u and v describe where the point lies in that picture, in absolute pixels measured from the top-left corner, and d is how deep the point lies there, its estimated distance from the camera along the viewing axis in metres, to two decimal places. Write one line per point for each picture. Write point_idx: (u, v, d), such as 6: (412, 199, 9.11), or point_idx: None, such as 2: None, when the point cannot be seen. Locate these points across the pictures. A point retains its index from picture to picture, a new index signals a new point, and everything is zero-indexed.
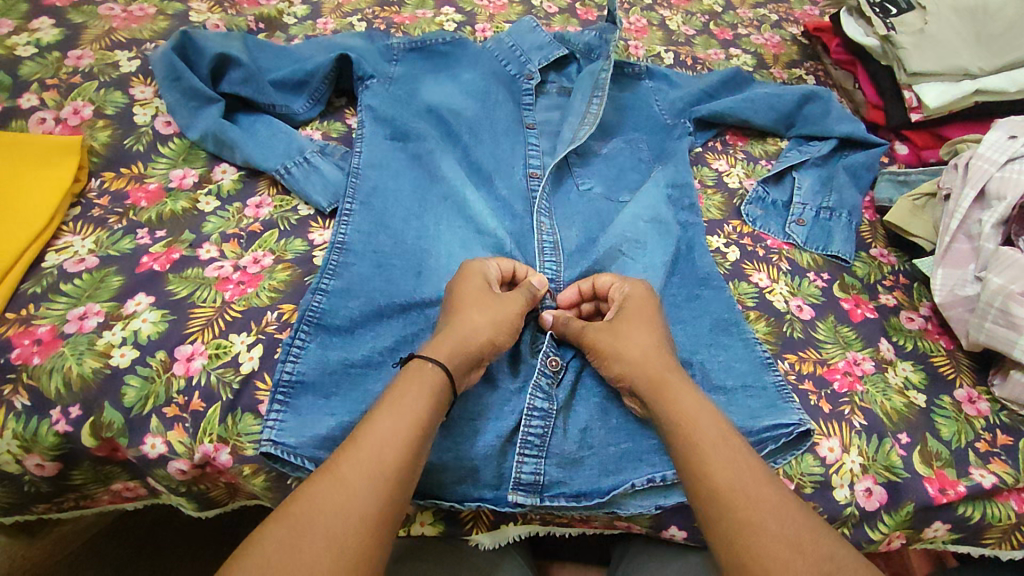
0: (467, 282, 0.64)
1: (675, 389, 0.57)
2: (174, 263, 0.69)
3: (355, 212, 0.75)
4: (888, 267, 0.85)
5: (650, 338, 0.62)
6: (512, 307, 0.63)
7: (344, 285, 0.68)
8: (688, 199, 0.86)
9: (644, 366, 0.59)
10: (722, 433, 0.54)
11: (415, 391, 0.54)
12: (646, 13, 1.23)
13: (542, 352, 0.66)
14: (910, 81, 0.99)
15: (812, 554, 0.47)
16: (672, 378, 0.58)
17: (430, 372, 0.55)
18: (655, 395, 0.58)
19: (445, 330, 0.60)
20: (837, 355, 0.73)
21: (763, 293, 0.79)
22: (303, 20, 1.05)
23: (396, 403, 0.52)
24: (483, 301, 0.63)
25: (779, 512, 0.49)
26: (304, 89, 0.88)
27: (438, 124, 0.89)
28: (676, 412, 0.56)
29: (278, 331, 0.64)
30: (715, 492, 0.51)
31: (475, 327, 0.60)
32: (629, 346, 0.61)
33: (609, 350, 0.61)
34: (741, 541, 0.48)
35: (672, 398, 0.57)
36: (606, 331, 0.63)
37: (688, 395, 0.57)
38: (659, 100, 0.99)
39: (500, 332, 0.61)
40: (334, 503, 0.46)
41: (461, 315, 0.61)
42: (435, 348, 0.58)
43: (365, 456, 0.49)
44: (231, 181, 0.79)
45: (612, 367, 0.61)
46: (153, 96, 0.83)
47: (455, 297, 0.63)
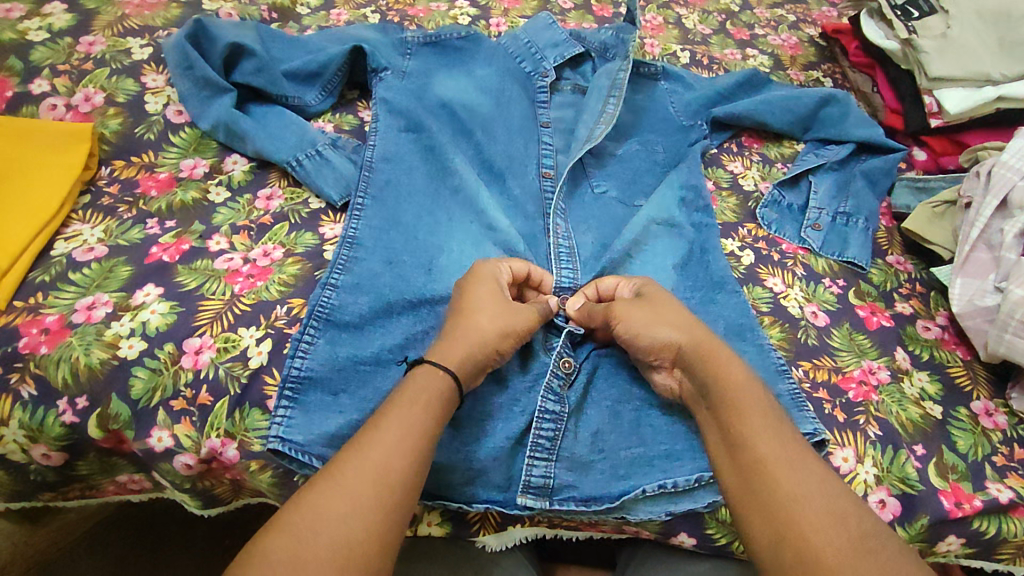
0: (478, 285, 0.63)
1: (717, 359, 0.57)
2: (184, 254, 0.69)
3: (368, 206, 0.74)
4: (904, 275, 0.84)
5: (685, 313, 0.62)
6: (526, 318, 0.62)
7: (355, 280, 0.67)
8: (703, 200, 0.85)
9: (691, 332, 0.59)
10: (762, 413, 0.54)
11: (423, 402, 0.53)
12: (662, 11, 1.21)
13: (556, 352, 0.64)
14: (931, 86, 0.97)
15: (859, 534, 0.47)
16: (717, 348, 0.59)
17: (439, 382, 0.55)
18: (699, 362, 0.58)
19: (454, 335, 0.59)
20: (853, 363, 0.72)
21: (778, 298, 0.78)
22: (316, 11, 1.04)
23: (403, 410, 0.52)
24: (496, 309, 0.61)
25: (827, 495, 0.49)
26: (317, 80, 0.87)
27: (452, 120, 0.88)
28: (721, 381, 0.56)
29: (288, 325, 0.64)
30: (758, 466, 0.51)
31: (487, 336, 0.59)
32: (670, 317, 0.61)
33: (642, 322, 0.60)
34: (786, 520, 0.48)
35: (716, 365, 0.57)
36: (638, 308, 0.62)
37: (730, 365, 0.57)
38: (675, 102, 0.99)
39: (509, 345, 0.60)
40: (341, 509, 0.45)
41: (473, 321, 0.60)
42: (444, 355, 0.57)
43: (370, 460, 0.48)
44: (242, 172, 0.79)
45: (650, 337, 0.60)
46: (165, 84, 0.82)
47: (466, 298, 0.62)
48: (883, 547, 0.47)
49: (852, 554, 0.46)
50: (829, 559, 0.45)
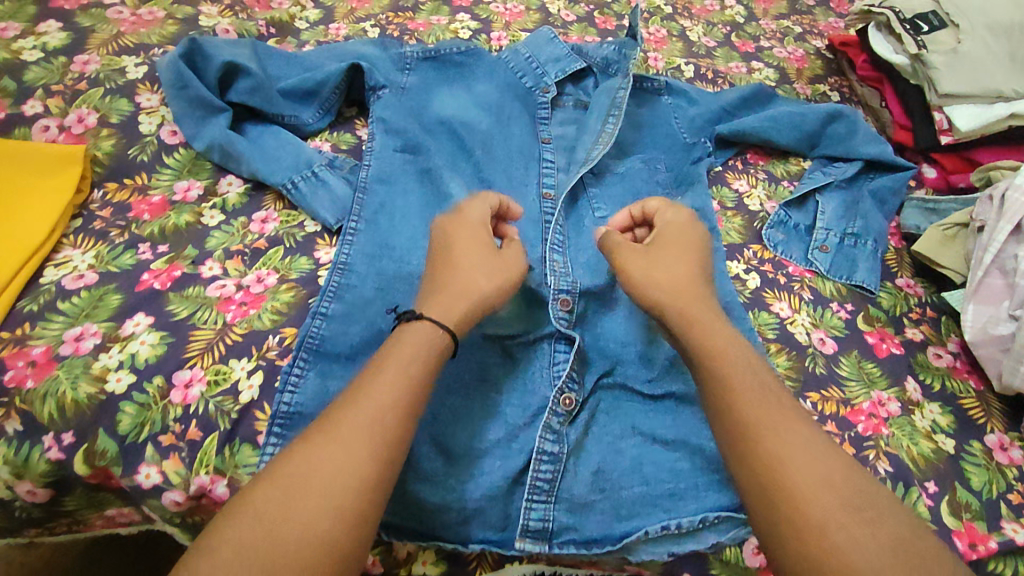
0: (465, 239, 0.63)
1: (702, 322, 0.58)
2: (176, 281, 0.67)
3: (360, 231, 0.73)
4: (915, 299, 0.81)
5: (683, 271, 0.62)
6: (515, 272, 0.63)
7: (347, 309, 0.66)
8: (708, 223, 0.83)
9: (679, 294, 0.60)
10: (750, 377, 0.54)
11: (422, 356, 0.53)
12: (666, 23, 1.20)
13: (557, 390, 0.62)
14: (941, 103, 0.95)
15: (843, 492, 0.47)
16: (703, 313, 0.59)
17: (439, 338, 0.55)
18: (685, 325, 0.58)
19: (448, 292, 0.59)
20: (862, 394, 0.70)
21: (784, 324, 0.76)
22: (315, 25, 1.03)
23: (399, 362, 0.52)
24: (486, 266, 0.62)
25: (812, 454, 0.49)
26: (314, 99, 0.86)
27: (450, 137, 0.87)
28: (708, 346, 0.56)
29: (279, 357, 0.62)
30: (749, 430, 0.51)
31: (481, 294, 0.60)
32: (662, 277, 0.61)
33: (635, 276, 0.62)
34: (771, 480, 0.48)
35: (703, 330, 0.57)
36: (638, 258, 0.64)
37: (717, 331, 0.57)
38: (679, 117, 0.97)
39: (501, 299, 0.61)
40: (332, 459, 0.46)
41: (466, 280, 0.60)
42: (444, 312, 0.57)
43: (363, 414, 0.48)
44: (237, 195, 0.77)
45: (640, 292, 0.61)
46: (159, 104, 0.80)
47: (455, 256, 0.62)
48: (872, 505, 0.47)
49: (844, 514, 0.46)
50: (821, 519, 0.46)
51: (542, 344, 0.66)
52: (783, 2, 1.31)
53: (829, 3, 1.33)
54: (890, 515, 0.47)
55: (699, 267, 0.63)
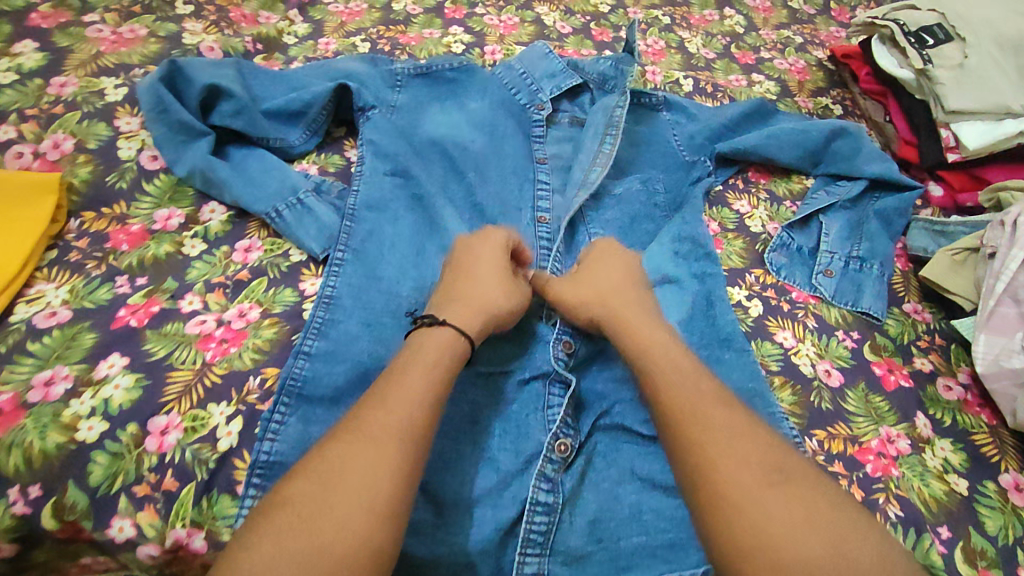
0: (486, 257, 0.64)
1: (629, 325, 0.60)
2: (153, 317, 0.65)
3: (347, 262, 0.70)
4: (923, 326, 0.79)
5: (609, 283, 0.65)
6: (527, 293, 0.65)
7: (331, 347, 0.63)
8: (703, 248, 0.80)
9: (604, 303, 0.63)
10: (676, 369, 0.55)
11: (446, 362, 0.53)
12: (664, 35, 1.17)
13: (551, 436, 0.59)
14: (947, 120, 0.92)
15: (762, 464, 0.47)
16: (631, 318, 0.61)
17: (461, 348, 0.55)
18: (615, 331, 0.61)
19: (469, 301, 0.59)
20: (870, 431, 0.67)
21: (788, 355, 0.74)
22: (304, 41, 1.00)
23: (428, 368, 0.52)
24: (504, 281, 0.63)
25: (733, 429, 0.49)
26: (301, 120, 0.83)
27: (442, 158, 0.84)
28: (638, 347, 0.58)
29: (260, 401, 0.60)
30: (673, 416, 0.52)
31: (499, 308, 0.60)
32: (591, 290, 0.64)
33: (566, 297, 0.65)
34: (694, 458, 0.49)
35: (633, 332, 0.59)
36: (568, 281, 0.66)
37: (646, 331, 0.59)
38: (678, 134, 0.95)
39: (512, 318, 0.62)
40: (364, 456, 0.45)
41: (485, 292, 0.61)
42: (467, 323, 0.57)
43: (393, 414, 0.48)
44: (220, 222, 0.74)
45: (572, 313, 0.64)
46: (139, 128, 0.78)
47: (475, 271, 0.63)
48: (792, 477, 0.47)
49: (754, 479, 0.46)
50: (734, 488, 0.46)
51: (536, 384, 0.64)
52: (784, 11, 1.28)
53: (831, 12, 1.30)
54: (813, 487, 0.46)
55: (626, 278, 0.66)
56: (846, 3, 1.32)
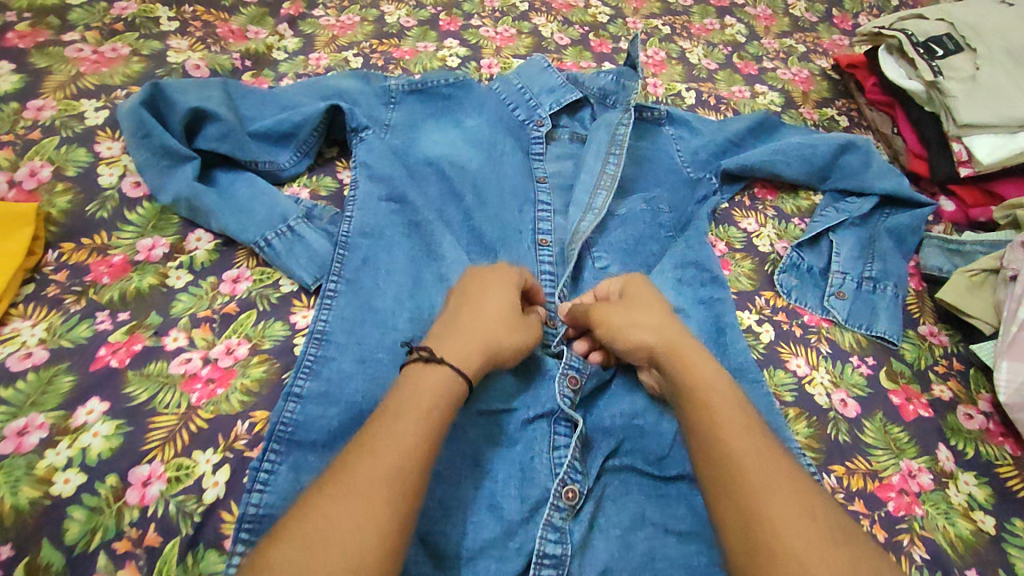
0: (503, 296, 0.60)
1: (688, 356, 0.55)
2: (135, 357, 0.61)
3: (341, 293, 0.67)
4: (940, 349, 0.76)
5: (660, 313, 0.60)
6: (532, 334, 0.61)
7: (323, 387, 0.60)
8: (708, 272, 0.77)
9: (661, 331, 0.57)
10: (735, 412, 0.50)
11: (442, 405, 0.49)
12: (664, 45, 1.14)
13: (558, 482, 0.56)
14: (959, 133, 0.89)
15: (826, 524, 0.43)
16: (691, 350, 0.56)
17: (459, 388, 0.51)
18: (670, 360, 0.55)
19: (472, 335, 0.56)
20: (890, 465, 0.65)
21: (802, 384, 0.71)
22: (294, 56, 0.97)
23: (423, 412, 0.48)
24: (511, 319, 0.59)
25: (792, 482, 0.45)
26: (291, 141, 0.80)
27: (438, 179, 0.81)
28: (696, 384, 0.53)
29: (248, 447, 0.57)
30: (733, 465, 0.46)
31: (501, 347, 0.57)
32: (641, 320, 0.59)
33: (616, 327, 0.59)
34: (751, 509, 0.44)
35: (692, 367, 0.54)
36: (614, 310, 0.61)
37: (706, 366, 0.54)
38: (681, 150, 0.92)
39: (510, 359, 0.58)
40: (351, 513, 0.41)
41: (490, 326, 0.57)
42: (468, 361, 0.53)
43: (382, 465, 0.44)
44: (206, 251, 0.71)
45: (622, 343, 0.58)
46: (121, 153, 0.75)
47: (488, 306, 0.59)
48: (854, 540, 0.43)
49: (819, 541, 0.42)
50: (798, 548, 0.41)
51: (540, 424, 0.61)
52: (786, 18, 1.25)
53: (833, 20, 1.28)
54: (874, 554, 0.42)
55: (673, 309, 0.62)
56: (848, 10, 1.30)
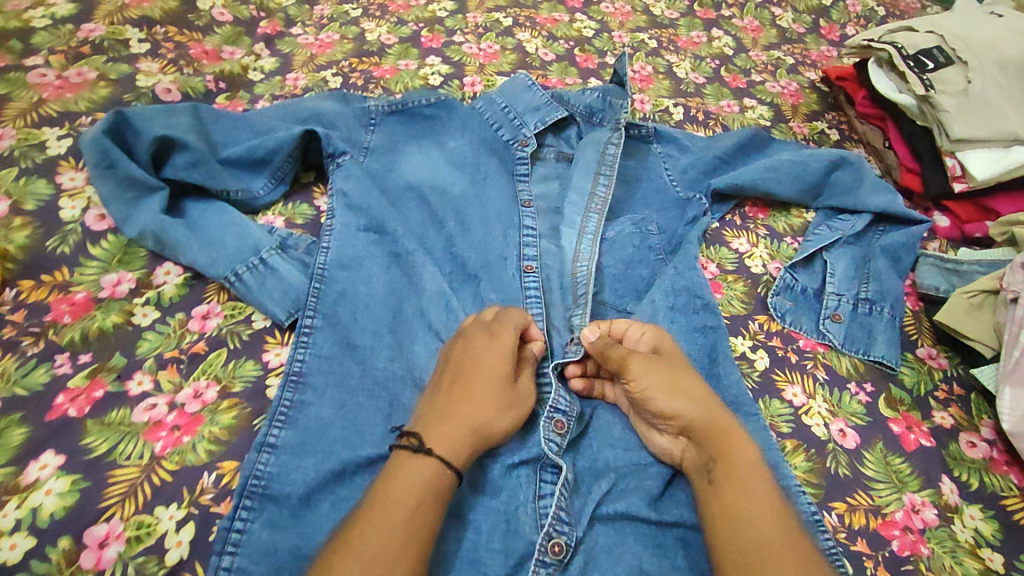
0: (490, 368, 0.58)
1: (733, 439, 0.55)
2: (96, 403, 0.58)
3: (317, 330, 0.64)
4: (939, 373, 0.74)
5: (697, 379, 0.60)
6: (524, 402, 0.59)
7: (299, 437, 0.57)
8: (699, 297, 0.74)
9: (707, 406, 0.57)
10: (770, 494, 0.52)
11: (428, 502, 0.48)
12: (651, 59, 1.12)
13: (544, 534, 0.54)
14: (953, 148, 0.88)
15: None
16: (731, 425, 0.56)
17: (446, 482, 0.50)
18: (713, 437, 0.55)
19: (463, 419, 0.54)
20: (893, 500, 0.63)
21: (799, 415, 0.68)
22: (270, 77, 0.94)
23: (409, 507, 0.47)
24: (503, 396, 0.57)
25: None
26: (265, 167, 0.76)
27: (420, 205, 0.78)
28: (738, 462, 0.53)
29: (215, 502, 0.54)
30: (770, 558, 0.48)
31: (492, 430, 0.55)
32: (684, 385, 0.58)
33: (658, 387, 0.58)
34: None
35: (733, 445, 0.55)
36: (655, 365, 0.59)
37: (745, 445, 0.55)
38: (670, 168, 0.89)
39: (503, 437, 0.56)
40: None
41: (482, 408, 0.55)
42: (456, 454, 0.52)
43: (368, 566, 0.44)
44: (175, 286, 0.68)
45: (662, 402, 0.57)
46: (85, 184, 0.72)
47: (476, 383, 0.56)
48: None
49: None
50: None
51: (525, 470, 0.59)
52: (773, 30, 1.24)
53: (820, 30, 1.26)
54: None
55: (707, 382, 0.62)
56: (835, 20, 1.28)
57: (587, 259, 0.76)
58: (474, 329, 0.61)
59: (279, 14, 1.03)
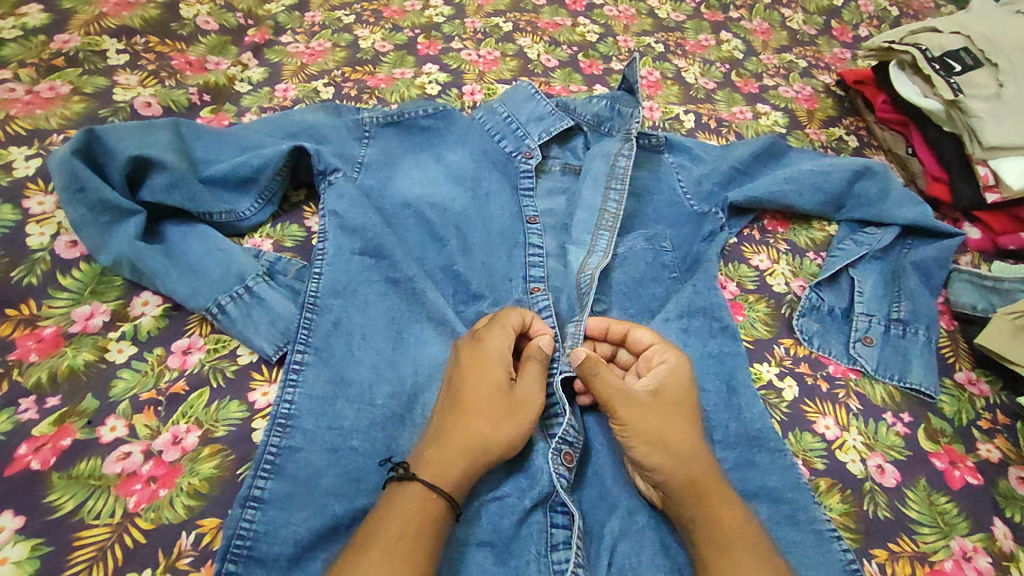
0: (475, 375, 0.55)
1: (714, 498, 0.51)
2: (63, 453, 0.52)
3: (309, 365, 0.58)
4: (981, 400, 0.69)
5: (683, 428, 0.54)
6: (526, 406, 0.54)
7: (288, 488, 0.52)
8: (716, 320, 0.68)
9: (687, 464, 0.52)
10: (759, 565, 0.47)
11: (413, 532, 0.45)
12: (659, 64, 1.06)
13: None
14: (985, 156, 0.82)
15: None
16: (715, 486, 0.52)
17: (432, 508, 0.47)
18: (693, 499, 0.51)
19: (453, 437, 0.51)
20: (941, 548, 0.58)
21: (832, 450, 0.63)
22: (258, 88, 0.88)
23: (387, 535, 0.45)
24: (497, 405, 0.53)
25: None
26: (252, 187, 0.71)
27: (418, 223, 0.72)
28: (720, 529, 0.49)
29: (194, 566, 0.49)
30: None
31: (489, 442, 0.51)
32: (668, 439, 0.53)
33: (638, 439, 0.53)
34: None
35: (713, 511, 0.50)
36: (643, 414, 0.54)
37: (728, 511, 0.50)
38: (683, 179, 0.84)
39: (509, 450, 0.52)
40: None
41: (472, 422, 0.52)
42: (442, 472, 0.49)
43: None
44: (153, 318, 0.62)
45: (640, 453, 0.53)
46: (55, 209, 0.67)
47: (460, 395, 0.54)
48: None
49: None
50: None
51: (536, 516, 0.54)
52: (784, 32, 1.19)
53: (833, 32, 1.21)
54: None
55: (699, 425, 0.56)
56: (847, 21, 1.23)
57: (593, 267, 0.71)
58: (461, 340, 0.59)
59: (267, 22, 0.98)
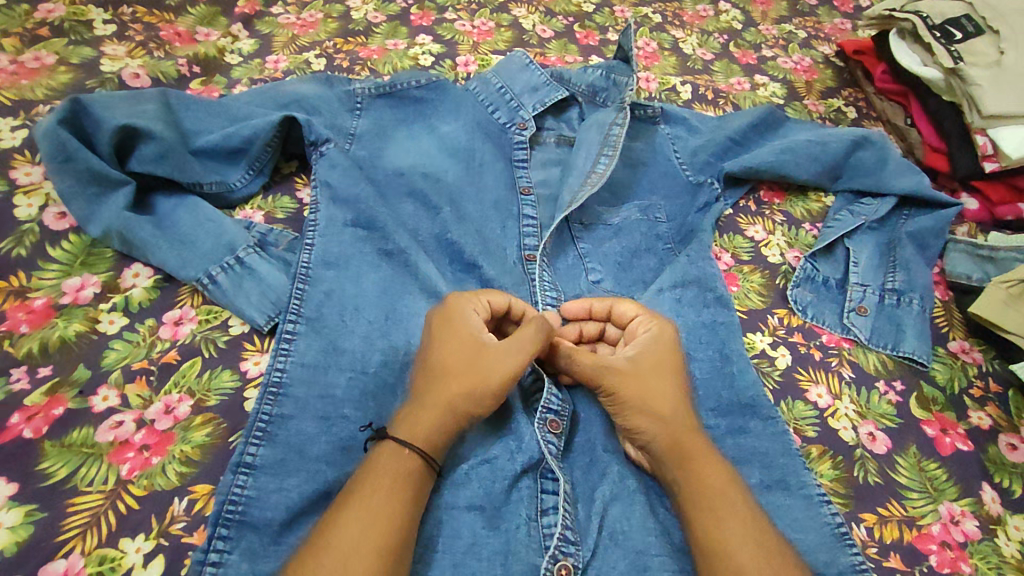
0: (448, 341, 0.55)
1: (696, 456, 0.51)
2: (55, 423, 0.52)
3: (299, 336, 0.58)
4: (973, 368, 0.69)
5: (668, 391, 0.55)
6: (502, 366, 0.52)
7: (279, 454, 0.52)
8: (710, 291, 0.68)
9: (671, 424, 0.52)
10: (745, 523, 0.48)
11: (387, 486, 0.46)
12: (656, 34, 1.05)
13: (548, 558, 0.49)
14: (983, 125, 0.81)
15: None
16: (699, 445, 0.52)
17: (406, 465, 0.47)
18: (676, 458, 0.51)
19: (425, 399, 0.51)
20: (929, 512, 0.58)
21: (825, 418, 0.63)
22: (249, 59, 0.87)
23: (361, 493, 0.45)
24: (467, 365, 0.53)
25: None
26: (242, 158, 0.70)
27: (410, 195, 0.72)
28: (703, 485, 0.50)
29: (187, 531, 0.49)
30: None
31: (460, 402, 0.51)
32: (653, 401, 0.53)
33: (626, 404, 0.53)
34: None
35: (698, 467, 0.51)
36: (626, 381, 0.54)
37: (712, 466, 0.51)
38: (679, 149, 0.83)
39: (486, 407, 0.52)
40: None
41: (442, 383, 0.52)
42: (414, 430, 0.49)
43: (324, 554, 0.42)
44: (144, 289, 0.62)
45: (628, 419, 0.53)
46: (42, 179, 0.66)
47: (435, 362, 0.54)
48: None
49: None
50: None
51: (526, 482, 0.54)
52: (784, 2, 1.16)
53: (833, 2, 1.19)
54: None
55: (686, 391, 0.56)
56: None
57: None
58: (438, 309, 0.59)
59: None
